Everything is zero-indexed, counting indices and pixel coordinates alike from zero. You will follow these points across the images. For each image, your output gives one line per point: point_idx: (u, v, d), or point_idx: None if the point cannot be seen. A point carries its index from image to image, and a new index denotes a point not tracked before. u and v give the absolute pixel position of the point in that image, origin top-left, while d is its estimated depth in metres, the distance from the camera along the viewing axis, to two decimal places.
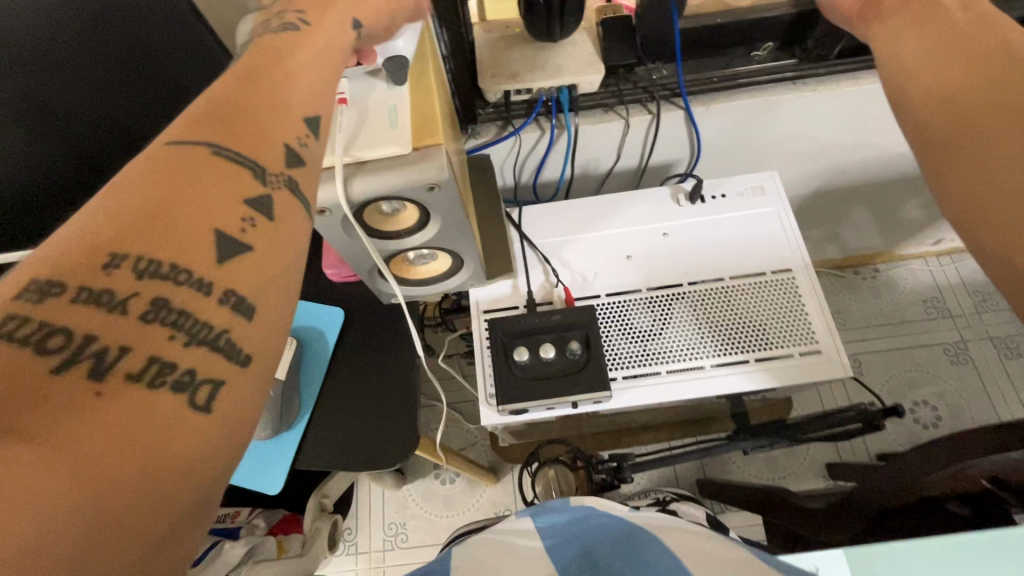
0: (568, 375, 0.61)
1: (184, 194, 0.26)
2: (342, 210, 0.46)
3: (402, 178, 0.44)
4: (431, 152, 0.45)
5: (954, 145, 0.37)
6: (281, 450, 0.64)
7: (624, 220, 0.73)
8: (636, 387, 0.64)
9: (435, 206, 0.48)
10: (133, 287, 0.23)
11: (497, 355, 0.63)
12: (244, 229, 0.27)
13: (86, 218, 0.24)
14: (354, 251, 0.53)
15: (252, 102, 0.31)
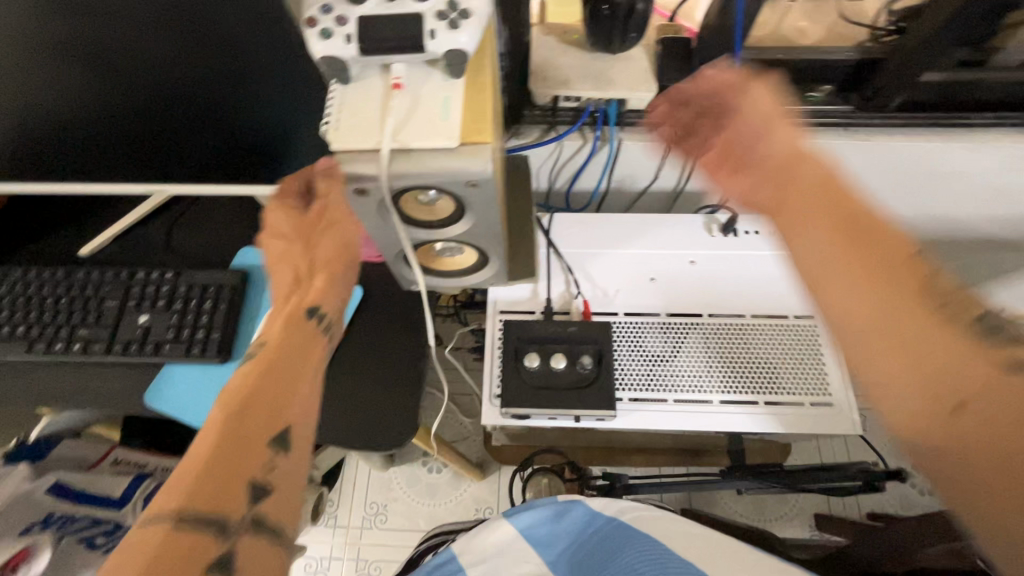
0: (576, 389, 0.61)
1: (234, 459, 0.40)
2: (380, 193, 0.47)
3: (445, 171, 0.44)
4: (478, 149, 0.45)
5: (938, 431, 0.40)
6: None
7: (653, 242, 0.73)
8: (640, 411, 0.64)
9: (473, 202, 0.48)
10: (214, 521, 0.37)
11: (507, 357, 0.63)
12: (268, 471, 0.41)
13: (182, 477, 0.38)
14: (383, 235, 0.53)
15: (278, 366, 0.47)
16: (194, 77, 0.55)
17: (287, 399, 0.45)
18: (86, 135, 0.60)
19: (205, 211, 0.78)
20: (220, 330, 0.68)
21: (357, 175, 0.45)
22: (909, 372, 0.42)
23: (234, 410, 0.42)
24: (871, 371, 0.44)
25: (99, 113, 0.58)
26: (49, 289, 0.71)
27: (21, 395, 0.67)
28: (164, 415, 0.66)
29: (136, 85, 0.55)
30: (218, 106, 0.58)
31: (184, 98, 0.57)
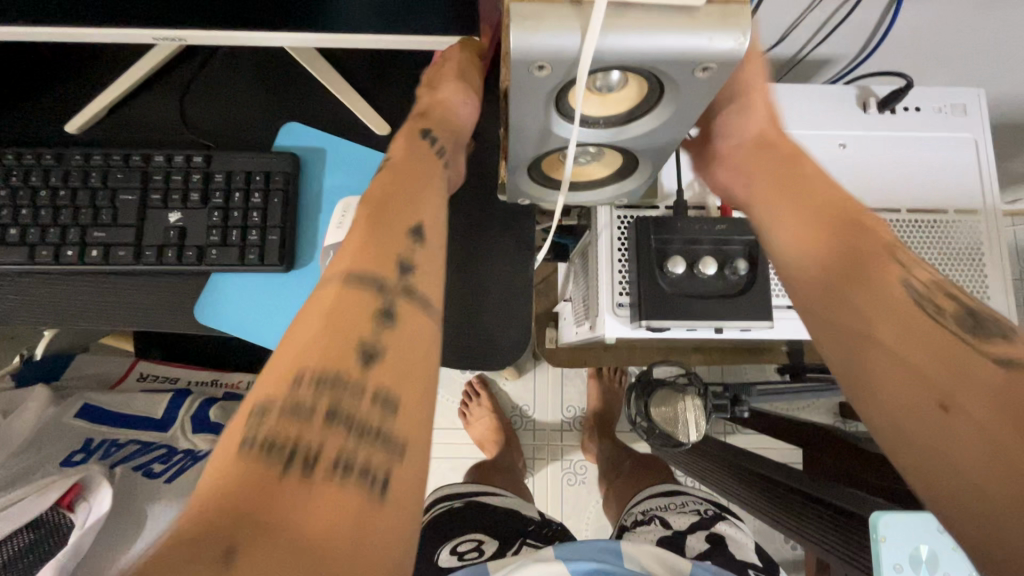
0: (726, 298, 0.52)
1: (340, 310, 0.36)
2: (565, 72, 0.32)
3: (681, 44, 0.30)
4: (731, 11, 0.31)
5: (942, 485, 0.30)
6: None
7: (796, 121, 0.60)
8: (786, 320, 0.56)
9: (684, 95, 0.35)
10: (328, 365, 0.33)
11: (646, 262, 0.53)
12: (387, 307, 0.36)
13: (300, 327, 0.35)
14: (534, 137, 0.40)
15: (398, 175, 0.44)
16: None
17: (392, 212, 0.41)
18: None
19: (225, 74, 0.60)
20: (278, 230, 0.55)
21: (554, 39, 0.30)
22: (856, 305, 0.37)
23: (338, 262, 0.38)
24: (812, 286, 0.40)
25: None
26: (40, 179, 0.55)
27: (36, 312, 0.55)
28: (222, 333, 0.55)
29: None
30: None
31: None
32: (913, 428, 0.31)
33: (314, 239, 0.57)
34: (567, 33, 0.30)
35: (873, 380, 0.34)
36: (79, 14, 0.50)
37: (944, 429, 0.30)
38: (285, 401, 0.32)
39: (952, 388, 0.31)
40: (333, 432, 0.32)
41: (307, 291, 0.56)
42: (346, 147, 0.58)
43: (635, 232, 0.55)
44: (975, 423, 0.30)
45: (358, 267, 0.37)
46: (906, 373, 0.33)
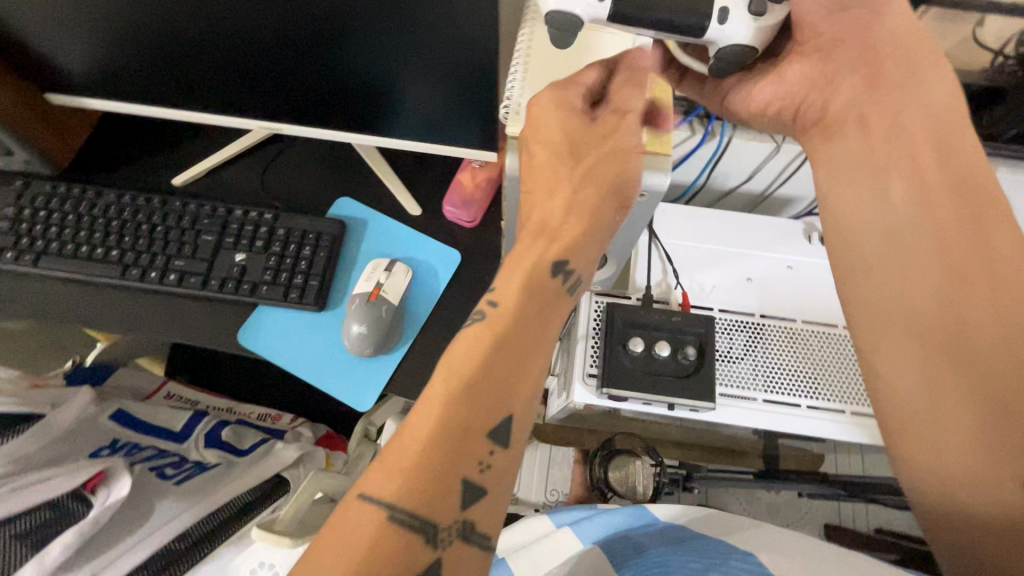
0: (677, 378, 0.62)
1: (444, 448, 0.34)
2: None
3: (623, 176, 0.44)
4: (659, 159, 0.45)
5: (933, 480, 0.38)
6: (377, 370, 0.66)
7: (752, 243, 0.73)
8: (731, 407, 0.65)
9: (630, 211, 0.48)
10: (422, 518, 0.32)
11: (612, 340, 0.64)
12: (483, 467, 0.35)
13: (404, 453, 0.33)
14: None
15: (519, 270, 0.42)
16: (324, 20, 0.57)
17: (514, 347, 0.39)
18: (224, 75, 0.65)
19: (301, 155, 0.77)
20: (318, 277, 0.68)
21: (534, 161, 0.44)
22: (896, 262, 0.42)
23: (446, 387, 0.36)
24: (853, 234, 0.45)
25: (231, 53, 0.62)
26: (145, 216, 0.70)
27: (113, 318, 0.67)
28: (255, 354, 0.66)
29: (264, 29, 0.59)
30: (341, 52, 0.60)
31: (304, 50, 0.61)
32: (906, 386, 0.40)
33: (345, 288, 0.70)
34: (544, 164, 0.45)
35: (881, 329, 0.42)
36: (211, 106, 0.69)
37: (935, 385, 0.39)
38: (382, 539, 0.31)
39: (959, 348, 0.39)
40: (429, 572, 0.33)
41: (331, 328, 0.67)
42: (384, 221, 0.73)
43: (607, 315, 0.67)
44: (963, 378, 0.38)
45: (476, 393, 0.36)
46: (917, 325, 0.41)
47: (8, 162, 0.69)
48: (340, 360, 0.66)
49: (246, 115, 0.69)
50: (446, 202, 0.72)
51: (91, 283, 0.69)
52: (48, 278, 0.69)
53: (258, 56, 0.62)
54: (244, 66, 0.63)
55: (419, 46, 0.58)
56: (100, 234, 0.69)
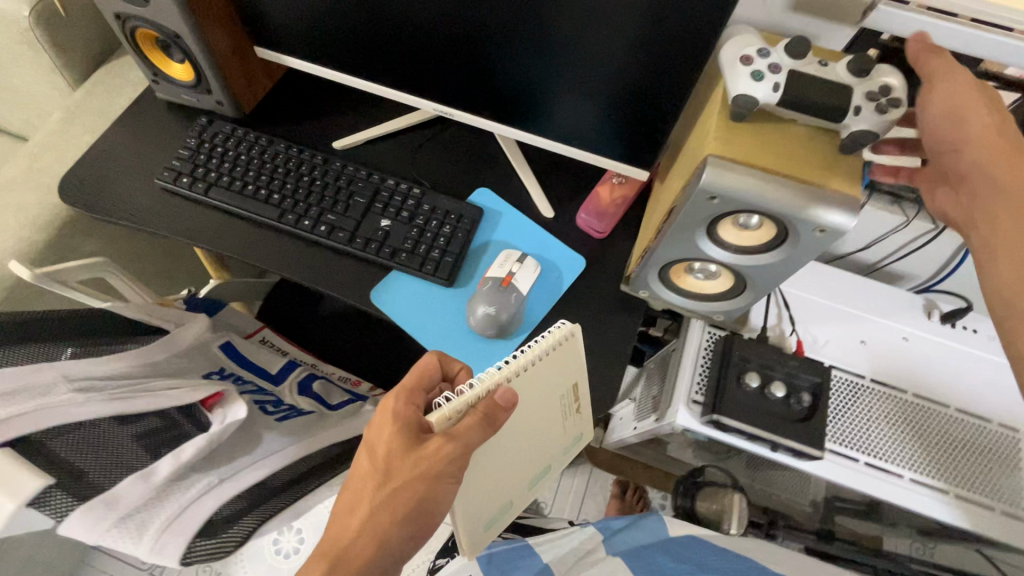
0: (788, 421, 0.63)
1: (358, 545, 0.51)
2: (727, 204, 0.48)
3: (807, 210, 0.46)
4: (845, 200, 0.46)
5: None
6: (493, 352, 0.69)
7: (870, 308, 0.74)
8: (834, 463, 0.65)
9: (799, 245, 0.50)
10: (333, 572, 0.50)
11: (728, 371, 0.65)
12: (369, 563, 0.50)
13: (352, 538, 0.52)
14: (682, 242, 0.56)
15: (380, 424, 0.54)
16: (527, 23, 0.62)
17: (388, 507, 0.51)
18: (415, 57, 0.71)
19: (451, 141, 0.83)
20: (454, 255, 0.72)
21: (726, 178, 0.46)
22: None
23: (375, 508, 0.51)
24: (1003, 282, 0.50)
25: (430, 37, 0.68)
26: (307, 169, 0.76)
27: (262, 254, 0.73)
28: (383, 314, 0.70)
29: (470, 20, 0.64)
30: (529, 54, 0.66)
31: (497, 45, 0.66)
32: None
33: (474, 271, 0.73)
34: (731, 182, 0.46)
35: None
36: (389, 81, 0.75)
37: None
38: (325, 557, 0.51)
39: None
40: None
41: (455, 304, 0.71)
42: (517, 216, 0.77)
43: (721, 347, 0.68)
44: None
45: (358, 521, 0.51)
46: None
47: (202, 100, 0.77)
48: (460, 336, 0.69)
49: (410, 92, 0.75)
50: (581, 211, 0.76)
51: (248, 220, 0.75)
52: (210, 208, 0.76)
53: (453, 43, 0.68)
54: (436, 50, 0.69)
55: (604, 65, 0.63)
56: (265, 178, 0.75)
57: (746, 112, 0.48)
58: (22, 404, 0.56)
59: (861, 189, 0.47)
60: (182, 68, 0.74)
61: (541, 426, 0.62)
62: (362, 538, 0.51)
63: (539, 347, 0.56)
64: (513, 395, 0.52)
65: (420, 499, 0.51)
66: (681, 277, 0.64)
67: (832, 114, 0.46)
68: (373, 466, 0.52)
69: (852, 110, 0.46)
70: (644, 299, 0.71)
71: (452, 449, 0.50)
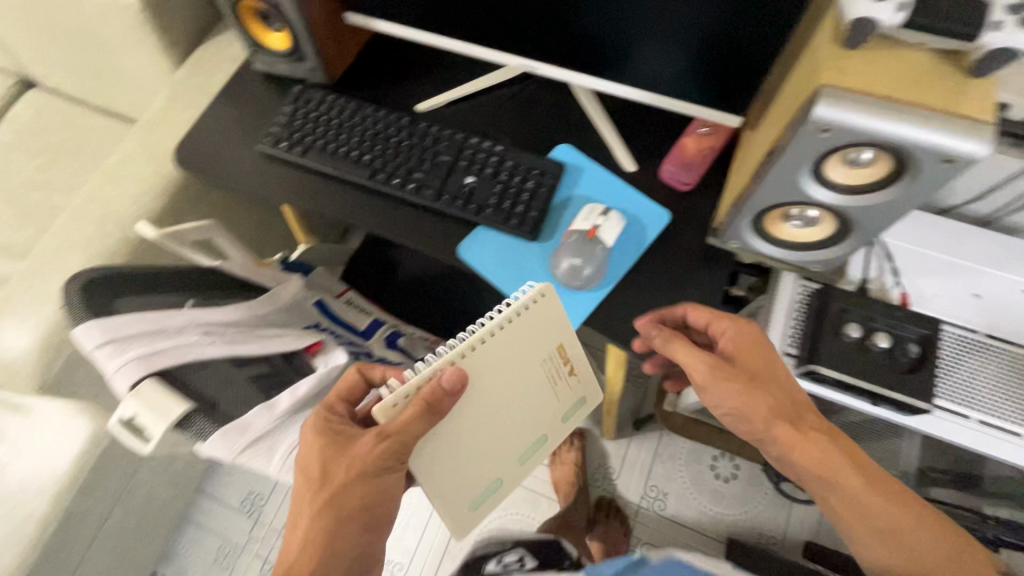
0: (895, 371, 0.60)
1: (310, 546, 0.54)
2: (837, 138, 0.46)
3: (931, 140, 0.43)
4: (976, 127, 0.43)
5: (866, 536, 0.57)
6: (577, 304, 0.70)
7: (984, 259, 0.68)
8: (940, 420, 0.61)
9: (917, 180, 0.47)
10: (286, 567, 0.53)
11: (827, 321, 0.63)
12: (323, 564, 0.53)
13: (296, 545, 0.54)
14: (782, 184, 0.54)
15: (307, 444, 0.58)
16: None
17: (340, 500, 0.55)
18: (499, 12, 0.71)
19: (530, 98, 0.83)
20: (537, 210, 0.73)
21: (839, 108, 0.44)
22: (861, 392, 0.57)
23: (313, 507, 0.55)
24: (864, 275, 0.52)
25: None
26: (394, 131, 0.79)
27: (357, 214, 0.77)
28: (469, 268, 0.73)
29: None
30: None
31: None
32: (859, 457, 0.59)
33: (556, 226, 0.74)
34: (846, 112, 0.44)
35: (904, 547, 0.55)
36: (471, 39, 0.76)
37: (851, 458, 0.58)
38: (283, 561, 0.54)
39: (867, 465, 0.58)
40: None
41: (539, 258, 0.72)
42: (598, 171, 0.76)
43: (817, 299, 0.66)
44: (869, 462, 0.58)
45: (303, 526, 0.55)
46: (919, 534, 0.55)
47: (296, 68, 0.81)
48: None
49: (493, 50, 0.76)
50: (665, 163, 0.75)
51: (341, 181, 0.79)
52: (306, 171, 0.80)
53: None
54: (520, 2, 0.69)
55: (696, 6, 0.61)
56: (355, 140, 0.79)
57: (864, 37, 0.45)
58: (162, 344, 0.62)
59: (995, 114, 0.43)
60: (279, 38, 0.79)
61: (525, 437, 0.67)
62: (316, 535, 0.54)
63: (495, 320, 0.60)
64: (458, 377, 0.55)
65: (369, 489, 0.55)
66: (775, 225, 0.62)
67: (966, 32, 0.43)
68: (308, 478, 0.56)
69: (991, 26, 0.43)
70: (733, 250, 0.70)
71: (388, 444, 0.54)
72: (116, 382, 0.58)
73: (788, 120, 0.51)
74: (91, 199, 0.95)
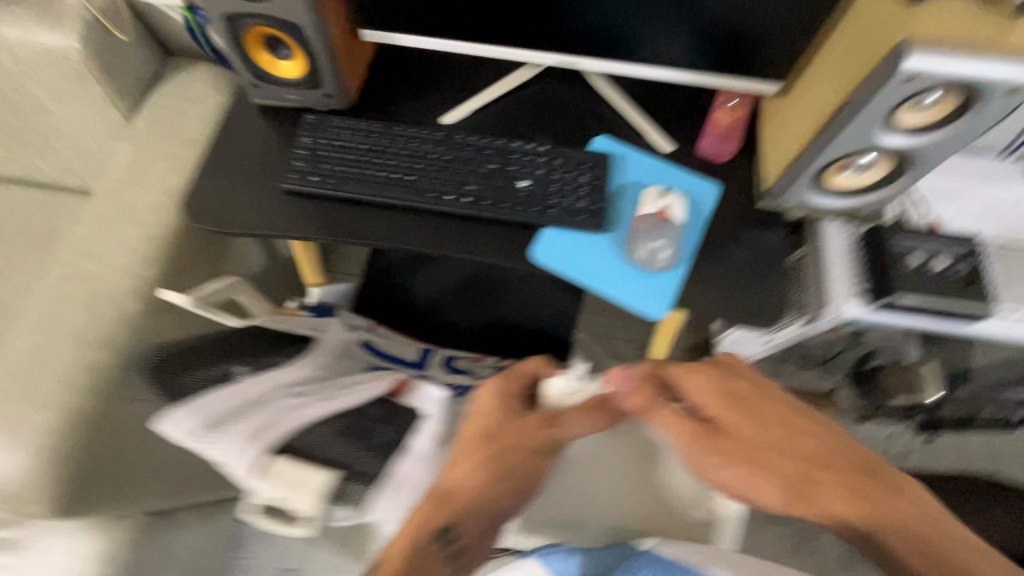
0: (951, 287, 0.70)
1: (453, 500, 0.56)
2: (920, 84, 0.52)
3: (1005, 74, 0.50)
4: None
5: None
6: (662, 286, 0.71)
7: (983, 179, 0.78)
8: (991, 321, 0.72)
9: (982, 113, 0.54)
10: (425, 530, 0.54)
11: (887, 257, 0.71)
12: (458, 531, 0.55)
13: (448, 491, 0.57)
14: (856, 135, 0.59)
15: (491, 405, 0.62)
16: None
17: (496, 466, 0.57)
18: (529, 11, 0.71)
19: (553, 94, 0.83)
20: (600, 202, 0.73)
21: (927, 56, 0.49)
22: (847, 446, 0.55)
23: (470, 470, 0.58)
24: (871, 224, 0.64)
25: None
26: (431, 146, 0.76)
27: (414, 238, 0.73)
28: (549, 270, 0.72)
29: None
30: None
31: None
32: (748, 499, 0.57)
33: (618, 214, 0.75)
34: (934, 60, 0.49)
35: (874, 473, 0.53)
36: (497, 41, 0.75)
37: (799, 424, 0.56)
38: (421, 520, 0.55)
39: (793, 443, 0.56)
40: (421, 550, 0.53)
41: (613, 248, 0.73)
42: (641, 155, 0.78)
43: (872, 240, 0.74)
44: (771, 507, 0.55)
45: (468, 470, 0.57)
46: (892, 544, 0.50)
47: (309, 97, 0.75)
48: (627, 276, 0.72)
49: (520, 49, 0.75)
50: (704, 137, 0.78)
51: (387, 207, 0.74)
52: (344, 203, 0.75)
53: None
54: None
55: None
56: (393, 162, 0.75)
57: None
58: (260, 418, 0.57)
59: None
60: (290, 65, 0.73)
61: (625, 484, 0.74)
62: (477, 496, 0.57)
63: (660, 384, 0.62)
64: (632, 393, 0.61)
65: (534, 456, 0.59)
66: (832, 176, 0.68)
67: None
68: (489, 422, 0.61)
69: None
70: (786, 207, 0.75)
71: (558, 430, 0.61)
72: (234, 466, 0.54)
73: (861, 77, 0.56)
74: (67, 278, 0.82)
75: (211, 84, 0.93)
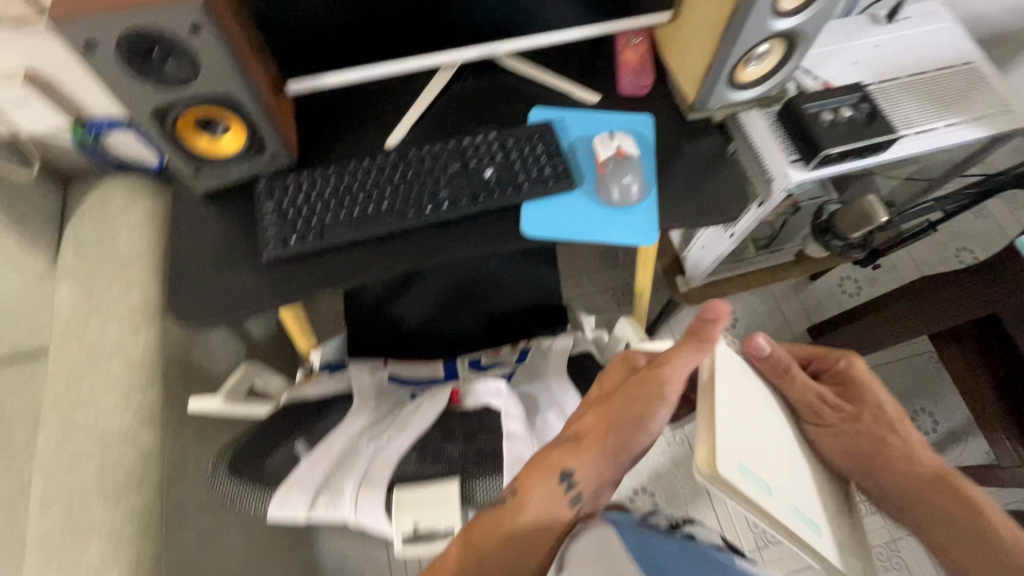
0: (860, 127, 0.83)
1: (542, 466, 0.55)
2: None
3: None
4: None
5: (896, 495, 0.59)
6: (643, 214, 0.78)
7: (844, 38, 0.93)
8: (898, 143, 0.85)
9: None
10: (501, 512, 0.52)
11: (803, 121, 0.83)
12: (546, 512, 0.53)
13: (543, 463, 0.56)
14: (753, 27, 0.69)
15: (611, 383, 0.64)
16: None
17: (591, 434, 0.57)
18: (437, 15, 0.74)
19: (477, 86, 0.87)
20: (563, 164, 0.79)
21: None
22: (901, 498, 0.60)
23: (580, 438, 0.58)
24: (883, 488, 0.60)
25: None
26: (392, 169, 0.78)
27: (413, 257, 0.75)
28: (544, 239, 0.77)
29: None
30: None
31: None
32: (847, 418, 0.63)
33: (580, 169, 0.81)
34: None
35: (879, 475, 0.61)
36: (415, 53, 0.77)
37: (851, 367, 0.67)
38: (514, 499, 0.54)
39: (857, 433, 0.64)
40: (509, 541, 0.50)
41: (589, 199, 0.79)
42: (577, 112, 0.85)
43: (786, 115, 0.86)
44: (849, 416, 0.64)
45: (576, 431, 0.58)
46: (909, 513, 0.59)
47: (257, 164, 0.74)
48: (612, 218, 0.78)
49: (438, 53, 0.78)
50: (622, 79, 0.86)
51: (374, 239, 0.76)
52: (332, 252, 0.75)
53: None
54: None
55: None
56: (363, 196, 0.76)
57: None
58: (361, 466, 0.59)
59: None
60: (228, 139, 0.72)
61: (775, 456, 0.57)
62: (600, 467, 0.56)
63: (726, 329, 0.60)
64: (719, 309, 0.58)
65: (658, 409, 0.58)
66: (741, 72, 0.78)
67: None
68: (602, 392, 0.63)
69: None
70: (712, 112, 0.84)
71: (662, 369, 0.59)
72: (369, 520, 0.55)
73: None
74: (62, 437, 0.75)
75: (132, 193, 0.89)
